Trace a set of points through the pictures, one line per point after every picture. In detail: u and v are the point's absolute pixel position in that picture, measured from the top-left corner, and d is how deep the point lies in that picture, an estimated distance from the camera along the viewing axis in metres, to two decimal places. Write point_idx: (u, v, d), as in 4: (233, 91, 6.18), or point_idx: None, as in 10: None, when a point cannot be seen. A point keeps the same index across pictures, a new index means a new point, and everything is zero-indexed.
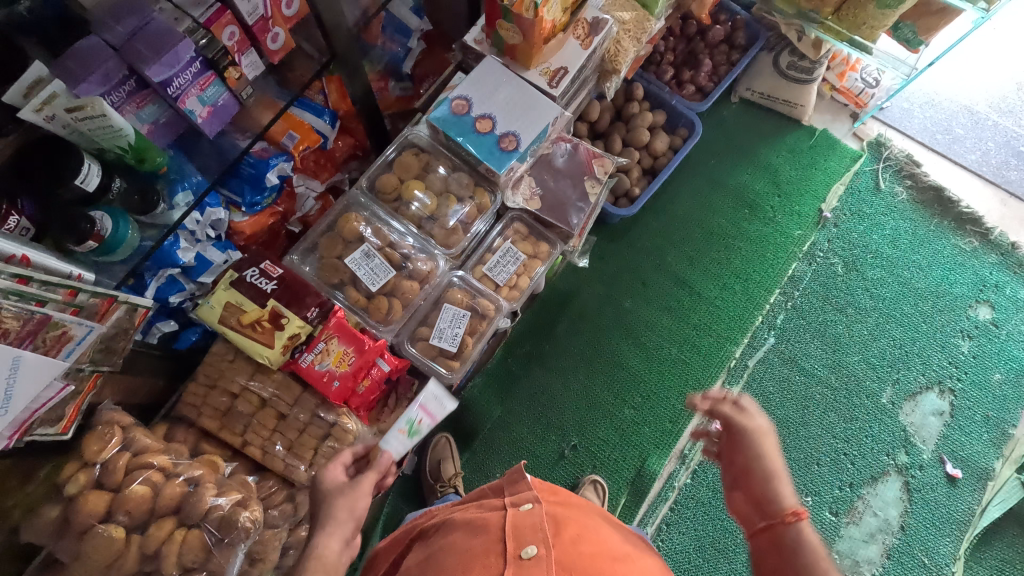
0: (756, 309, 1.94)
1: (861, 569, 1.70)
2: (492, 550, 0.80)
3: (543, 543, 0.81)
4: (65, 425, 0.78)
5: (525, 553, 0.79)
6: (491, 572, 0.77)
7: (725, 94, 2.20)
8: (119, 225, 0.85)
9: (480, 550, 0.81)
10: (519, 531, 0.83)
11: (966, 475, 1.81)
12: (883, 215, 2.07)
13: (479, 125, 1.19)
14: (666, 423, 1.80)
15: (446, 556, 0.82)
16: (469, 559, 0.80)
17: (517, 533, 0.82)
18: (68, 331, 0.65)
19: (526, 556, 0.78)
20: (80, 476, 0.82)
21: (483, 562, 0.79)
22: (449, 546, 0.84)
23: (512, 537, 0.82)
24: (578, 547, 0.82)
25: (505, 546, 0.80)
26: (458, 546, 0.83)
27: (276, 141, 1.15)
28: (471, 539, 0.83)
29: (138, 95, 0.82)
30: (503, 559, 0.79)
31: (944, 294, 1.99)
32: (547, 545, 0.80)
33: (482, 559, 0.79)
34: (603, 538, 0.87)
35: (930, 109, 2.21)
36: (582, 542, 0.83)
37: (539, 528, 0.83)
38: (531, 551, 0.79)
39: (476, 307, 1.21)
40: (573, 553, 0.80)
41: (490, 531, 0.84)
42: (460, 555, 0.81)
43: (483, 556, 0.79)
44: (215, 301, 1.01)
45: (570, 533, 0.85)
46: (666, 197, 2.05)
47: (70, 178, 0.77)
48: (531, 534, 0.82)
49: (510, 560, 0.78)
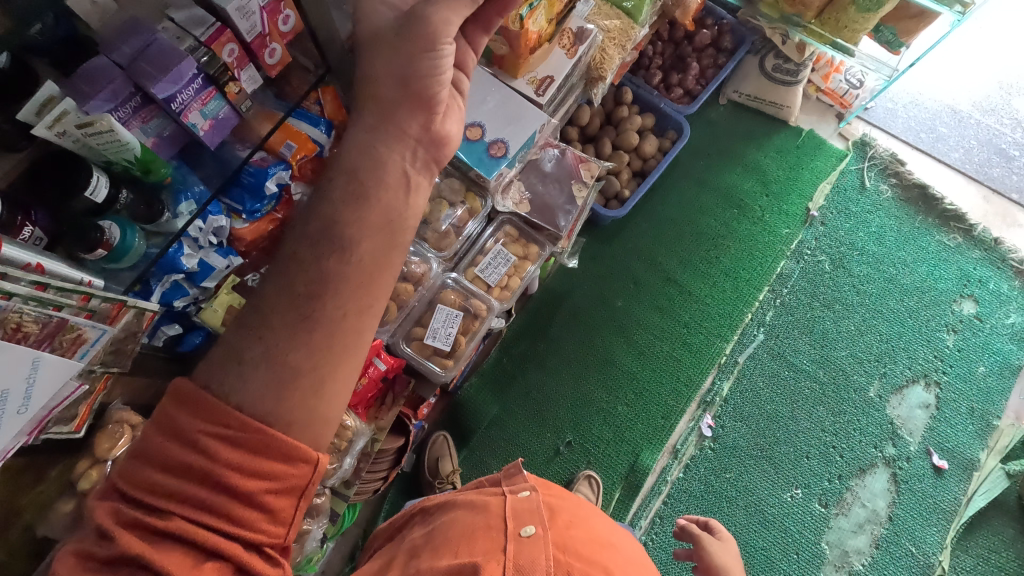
0: (745, 306, 1.99)
1: (850, 559, 1.75)
2: (493, 525, 0.85)
3: (540, 525, 0.85)
4: (78, 423, 0.83)
5: (524, 532, 0.83)
6: (494, 545, 0.81)
7: (713, 96, 2.25)
8: (126, 234, 0.90)
9: (481, 525, 0.85)
10: (517, 513, 0.88)
11: (952, 465, 1.85)
12: (868, 212, 2.12)
13: (469, 132, 1.24)
14: (658, 418, 1.85)
15: (450, 529, 0.86)
16: (472, 533, 0.84)
17: (515, 514, 0.87)
18: (82, 334, 0.69)
19: (525, 534, 0.82)
20: (92, 473, 0.89)
21: (483, 536, 0.83)
22: (451, 522, 0.88)
23: (512, 517, 0.87)
24: (571, 531, 0.87)
25: (505, 524, 0.85)
26: (459, 521, 0.87)
27: (274, 151, 1.18)
28: (472, 516, 0.88)
29: (143, 111, 0.86)
30: (504, 536, 0.83)
31: (929, 289, 2.04)
32: (544, 526, 0.85)
33: (483, 532, 0.84)
34: (593, 526, 0.92)
35: (914, 108, 2.26)
36: (575, 528, 0.88)
37: (537, 512, 0.88)
38: (530, 530, 0.83)
39: (469, 307, 1.26)
40: (566, 536, 0.85)
41: (491, 511, 0.88)
42: (461, 529, 0.85)
43: (483, 530, 0.84)
44: (218, 304, 1.10)
45: (563, 520, 0.90)
46: (657, 198, 2.10)
47: (80, 191, 0.82)
48: (529, 516, 0.87)
49: (510, 536, 0.82)
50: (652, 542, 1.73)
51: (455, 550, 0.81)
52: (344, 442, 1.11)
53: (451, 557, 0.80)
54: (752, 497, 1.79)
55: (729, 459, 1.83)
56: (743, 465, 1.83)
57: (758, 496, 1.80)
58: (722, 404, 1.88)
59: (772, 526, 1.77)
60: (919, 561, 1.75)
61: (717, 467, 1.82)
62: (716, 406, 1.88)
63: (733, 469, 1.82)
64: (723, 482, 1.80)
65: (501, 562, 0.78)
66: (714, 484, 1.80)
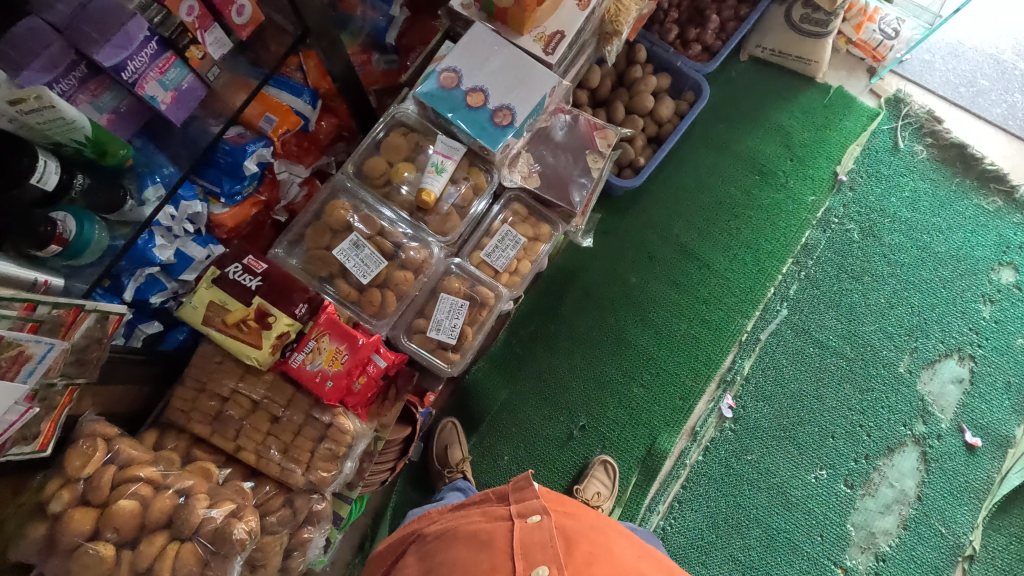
0: (767, 280, 1.87)
1: (877, 540, 1.67)
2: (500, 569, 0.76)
3: (554, 565, 0.76)
4: (43, 441, 0.74)
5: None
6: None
7: (733, 52, 2.06)
8: (84, 226, 0.79)
9: (487, 569, 0.77)
10: (527, 549, 0.78)
11: (986, 443, 1.75)
12: (902, 175, 1.96)
13: (470, 99, 1.11)
14: (676, 400, 1.76)
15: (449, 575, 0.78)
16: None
17: (525, 553, 0.78)
18: (24, 350, 0.61)
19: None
20: (63, 493, 0.79)
21: None
22: (451, 563, 0.80)
23: (522, 557, 0.77)
24: (591, 571, 0.76)
25: (514, 568, 0.76)
26: (462, 563, 0.78)
27: (252, 125, 1.11)
28: (477, 556, 0.79)
29: (92, 82, 0.76)
30: None
31: (966, 257, 1.89)
32: (557, 567, 0.75)
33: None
34: (618, 556, 0.80)
35: (953, 59, 2.07)
36: (596, 564, 0.77)
37: (550, 547, 0.78)
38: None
39: (475, 295, 1.16)
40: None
41: (496, 548, 0.79)
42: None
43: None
44: (198, 301, 0.97)
45: (582, 554, 0.78)
46: (673, 165, 1.95)
47: (25, 178, 0.71)
48: (540, 555, 0.77)
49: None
50: (670, 527, 1.66)
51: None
52: (343, 448, 1.02)
53: None
54: (775, 479, 1.71)
55: (751, 440, 1.74)
56: (766, 446, 1.74)
57: (780, 477, 1.72)
58: (743, 383, 1.78)
59: (796, 508, 1.69)
60: (949, 542, 1.68)
61: (738, 449, 1.73)
62: (737, 386, 1.78)
63: (755, 451, 1.73)
64: (744, 464, 1.72)
65: None
66: (734, 467, 1.72)
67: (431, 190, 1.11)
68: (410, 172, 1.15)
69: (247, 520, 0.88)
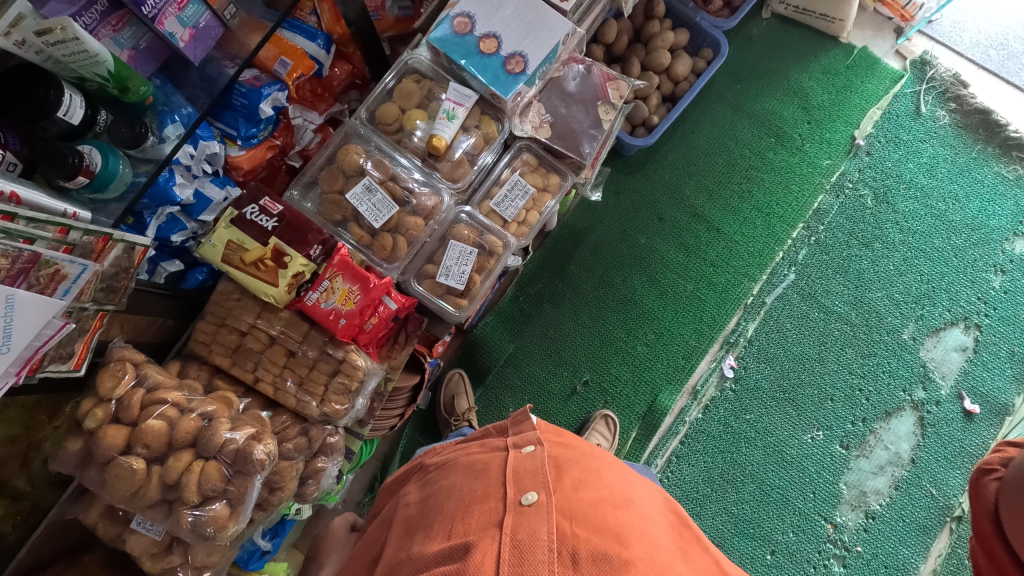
0: (777, 244, 1.85)
1: (867, 499, 1.69)
2: (492, 494, 0.79)
3: (543, 489, 0.78)
4: (77, 361, 0.84)
5: (526, 500, 0.76)
6: (490, 518, 0.75)
7: (756, 10, 2.00)
8: (109, 160, 0.84)
9: (480, 493, 0.80)
10: (519, 476, 0.81)
11: (984, 410, 1.75)
12: (921, 141, 1.92)
13: (482, 45, 1.12)
14: (678, 359, 1.78)
15: (446, 499, 0.83)
16: (469, 504, 0.79)
17: (516, 479, 0.81)
18: (60, 269, 0.69)
19: (525, 503, 0.75)
20: (98, 412, 0.89)
21: (482, 506, 0.77)
22: (448, 489, 0.85)
23: (512, 483, 0.80)
24: (577, 493, 0.80)
25: (505, 492, 0.78)
26: (459, 488, 0.83)
27: (268, 68, 1.15)
28: (472, 481, 0.83)
29: (113, 17, 0.79)
30: (504, 505, 0.76)
31: (980, 227, 1.86)
32: (547, 491, 0.77)
33: (480, 503, 0.78)
34: (605, 481, 0.86)
35: (984, 21, 1.99)
36: (582, 489, 0.81)
37: (540, 473, 0.82)
38: (531, 498, 0.76)
39: (484, 243, 1.19)
40: (572, 500, 0.78)
41: (490, 475, 0.83)
42: (459, 500, 0.80)
43: (482, 500, 0.78)
44: (217, 239, 1.02)
45: (571, 480, 0.83)
46: (687, 126, 1.92)
47: (53, 112, 0.75)
48: (530, 481, 0.80)
49: (509, 507, 0.75)
50: (666, 481, 1.70)
51: (450, 522, 0.77)
52: (354, 382, 1.08)
53: (442, 539, 0.75)
54: (771, 438, 1.73)
55: (750, 401, 1.76)
56: (764, 406, 1.75)
57: (777, 437, 1.73)
58: (746, 345, 1.79)
59: (790, 466, 1.71)
60: (938, 503, 1.69)
61: (736, 409, 1.75)
62: (740, 347, 1.79)
63: (753, 411, 1.75)
64: (742, 423, 1.74)
65: (496, 539, 0.71)
66: (732, 425, 1.74)
67: (441, 137, 1.13)
68: (422, 119, 1.17)
69: (266, 443, 0.96)
